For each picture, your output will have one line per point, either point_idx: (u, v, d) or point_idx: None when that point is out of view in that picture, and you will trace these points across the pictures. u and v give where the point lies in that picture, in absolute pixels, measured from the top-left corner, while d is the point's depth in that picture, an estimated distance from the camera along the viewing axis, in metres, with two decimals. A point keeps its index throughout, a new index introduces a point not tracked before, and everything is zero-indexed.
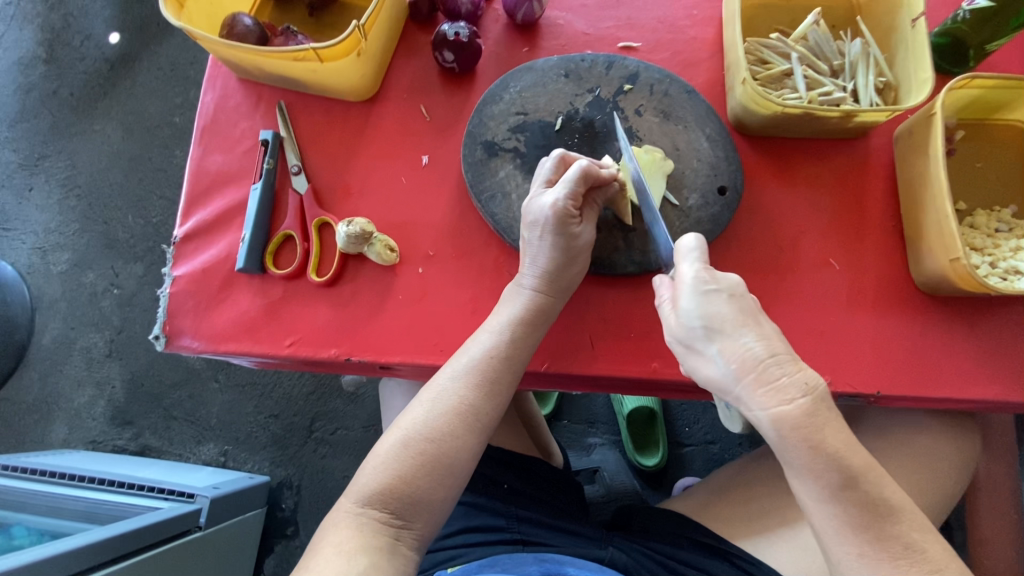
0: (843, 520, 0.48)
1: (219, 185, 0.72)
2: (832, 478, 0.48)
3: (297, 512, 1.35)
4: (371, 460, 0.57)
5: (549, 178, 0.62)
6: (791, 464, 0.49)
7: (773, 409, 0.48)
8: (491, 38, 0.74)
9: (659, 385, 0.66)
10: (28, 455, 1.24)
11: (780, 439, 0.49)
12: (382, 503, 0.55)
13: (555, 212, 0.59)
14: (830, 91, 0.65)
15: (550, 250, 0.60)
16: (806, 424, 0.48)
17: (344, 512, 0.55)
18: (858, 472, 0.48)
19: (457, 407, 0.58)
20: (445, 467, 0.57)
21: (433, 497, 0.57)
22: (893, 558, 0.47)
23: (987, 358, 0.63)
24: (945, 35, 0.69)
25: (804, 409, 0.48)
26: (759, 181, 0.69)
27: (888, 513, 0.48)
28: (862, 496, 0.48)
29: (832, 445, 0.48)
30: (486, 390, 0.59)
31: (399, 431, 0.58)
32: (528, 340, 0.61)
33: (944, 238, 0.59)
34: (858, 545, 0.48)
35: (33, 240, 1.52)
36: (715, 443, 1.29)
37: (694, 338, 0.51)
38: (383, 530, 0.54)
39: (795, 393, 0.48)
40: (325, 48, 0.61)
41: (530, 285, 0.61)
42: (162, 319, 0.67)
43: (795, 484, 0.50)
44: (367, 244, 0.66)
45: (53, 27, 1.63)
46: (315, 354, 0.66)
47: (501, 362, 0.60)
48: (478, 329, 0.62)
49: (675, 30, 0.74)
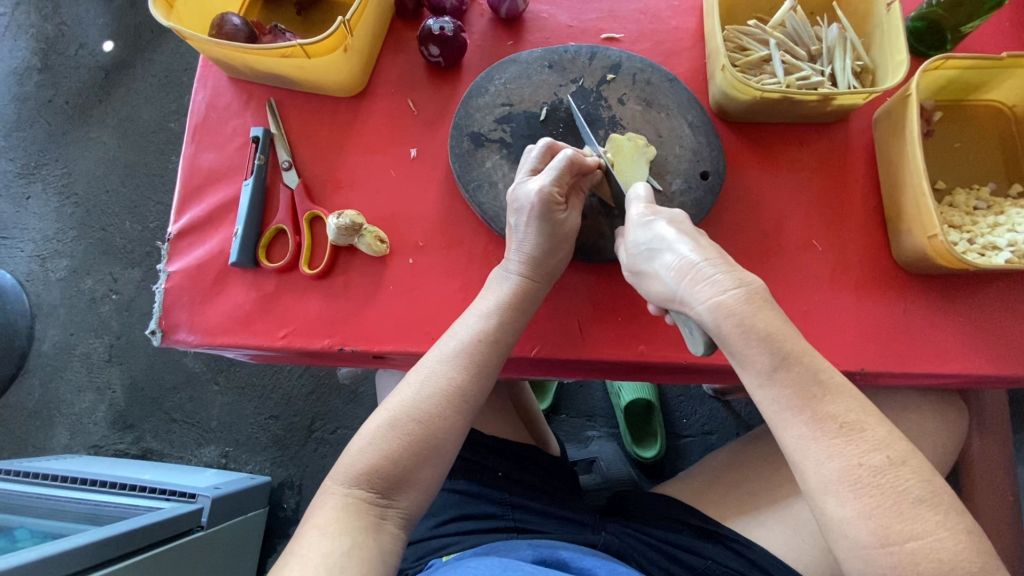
0: (783, 402, 0.49)
1: (211, 183, 0.73)
2: (764, 360, 0.49)
3: (299, 511, 1.36)
4: (358, 441, 0.58)
5: (535, 166, 0.64)
6: (733, 356, 0.51)
7: (707, 301, 0.50)
8: (477, 33, 0.76)
9: (647, 368, 0.67)
10: (31, 460, 1.26)
11: (718, 331, 0.50)
12: (368, 483, 0.56)
13: (542, 198, 0.60)
14: (808, 76, 0.66)
15: (536, 236, 0.62)
16: (740, 312, 0.49)
17: (331, 493, 0.56)
18: (790, 354, 0.49)
19: (444, 389, 0.59)
20: (431, 446, 0.58)
21: (420, 475, 0.58)
22: (830, 437, 0.47)
23: (968, 333, 0.64)
24: (921, 19, 0.70)
25: (737, 299, 0.50)
26: (742, 165, 0.70)
27: (823, 393, 0.48)
28: (796, 376, 0.49)
29: (765, 329, 0.49)
30: (473, 372, 0.60)
31: (386, 412, 0.59)
32: (514, 323, 0.62)
33: (922, 216, 0.60)
34: (797, 426, 0.48)
35: (32, 248, 1.53)
36: (712, 434, 1.30)
37: (641, 261, 0.57)
38: (369, 509, 0.56)
39: (726, 285, 0.50)
40: (311, 44, 0.63)
41: (516, 269, 0.63)
42: (158, 315, 0.69)
43: (741, 377, 0.52)
44: (357, 235, 0.67)
45: (47, 36, 1.65)
46: (308, 346, 0.67)
47: (489, 345, 0.61)
48: (464, 313, 0.63)
49: (657, 20, 0.75)
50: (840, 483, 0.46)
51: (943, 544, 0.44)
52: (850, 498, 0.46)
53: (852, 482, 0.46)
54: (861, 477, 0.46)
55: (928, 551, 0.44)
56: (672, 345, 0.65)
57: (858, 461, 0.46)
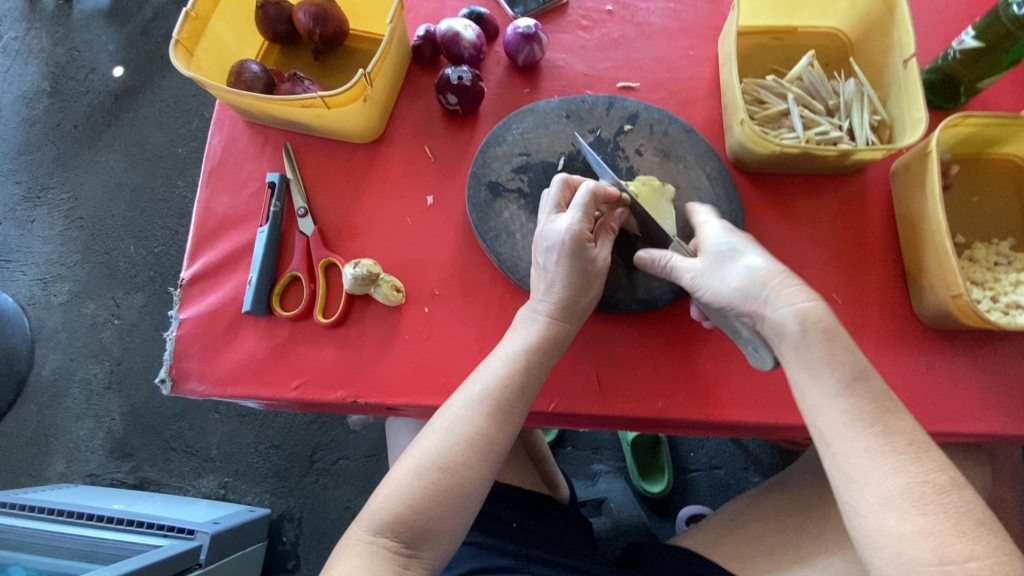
0: (857, 411, 0.50)
1: (226, 227, 0.72)
2: (845, 368, 0.51)
3: (298, 545, 1.33)
4: (384, 488, 0.56)
5: (557, 204, 0.64)
6: (809, 361, 0.52)
7: (796, 304, 0.53)
8: (493, 80, 0.76)
9: (666, 423, 0.66)
10: (27, 492, 1.23)
11: (803, 334, 0.52)
12: (392, 532, 0.54)
13: (572, 236, 0.60)
14: (826, 131, 0.67)
15: (567, 274, 0.61)
16: (826, 321, 0.52)
17: (356, 540, 0.54)
18: (866, 368, 0.51)
19: (469, 436, 0.57)
20: (457, 496, 0.56)
21: (446, 524, 0.55)
22: (897, 451, 0.48)
23: (992, 390, 0.63)
24: (936, 72, 0.70)
25: (821, 310, 0.53)
26: (759, 216, 0.70)
27: (894, 411, 0.50)
28: (874, 388, 0.50)
29: (847, 344, 0.52)
30: (497, 419, 0.58)
31: (412, 459, 0.57)
32: (540, 368, 0.61)
33: (945, 274, 0.60)
34: (865, 435, 0.49)
35: (35, 271, 1.52)
36: (720, 468, 1.28)
37: (723, 258, 0.58)
38: (392, 562, 0.53)
39: (813, 297, 0.54)
40: (332, 95, 0.63)
41: (544, 311, 0.62)
42: (168, 362, 0.67)
43: (811, 378, 0.51)
44: (374, 285, 0.67)
45: (58, 61, 1.66)
46: (321, 397, 0.65)
47: (513, 392, 0.59)
48: (490, 356, 0.62)
49: (673, 69, 0.76)
50: (905, 497, 0.46)
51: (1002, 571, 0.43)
52: (913, 513, 0.46)
53: (916, 498, 0.46)
54: (926, 494, 0.46)
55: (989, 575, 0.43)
56: (692, 402, 0.64)
57: (923, 478, 0.47)
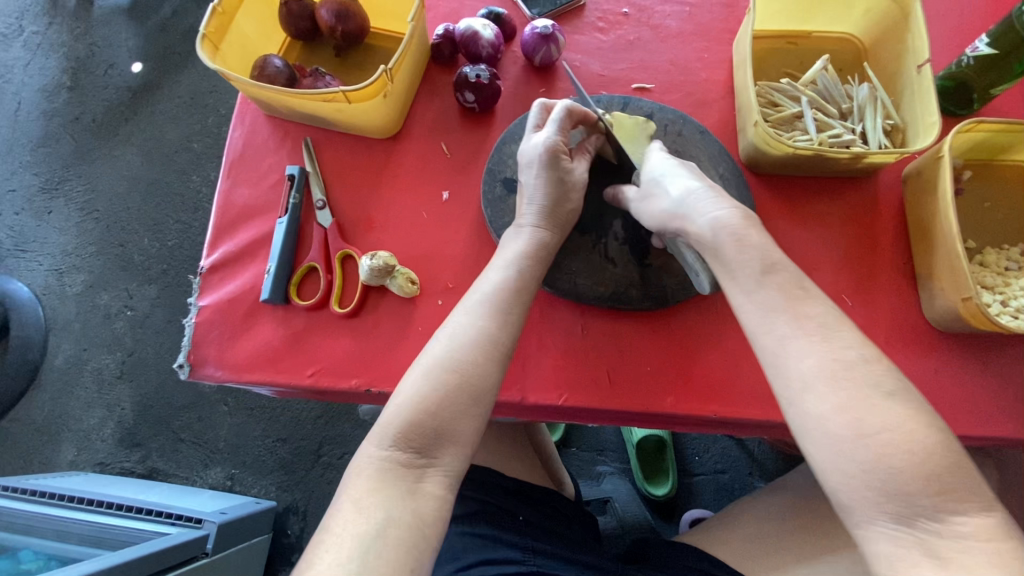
0: (771, 302, 0.51)
1: (245, 218, 0.74)
2: (753, 263, 0.52)
3: (303, 538, 1.34)
4: (394, 401, 0.55)
5: (537, 125, 0.69)
6: (722, 263, 0.54)
7: (709, 215, 0.56)
8: (510, 79, 0.78)
9: (675, 420, 0.66)
10: (39, 477, 1.25)
11: (715, 238, 0.55)
12: (406, 443, 0.54)
13: (547, 148, 0.65)
14: (840, 134, 0.68)
15: (546, 184, 0.65)
16: (736, 224, 0.54)
17: (367, 459, 0.54)
18: (777, 261, 0.52)
19: (475, 339, 0.57)
20: (468, 394, 0.55)
21: (458, 427, 0.55)
22: (810, 332, 0.49)
23: (1001, 395, 0.63)
24: (949, 79, 0.71)
25: (733, 216, 0.55)
26: (771, 217, 0.71)
27: (806, 296, 0.51)
28: (783, 280, 0.51)
29: (758, 240, 0.53)
30: (502, 321, 0.59)
31: (420, 367, 0.56)
32: (535, 271, 0.63)
33: (956, 277, 0.60)
34: (780, 324, 0.50)
35: (50, 262, 1.55)
36: (724, 472, 1.28)
37: (651, 184, 0.62)
38: (406, 473, 0.53)
39: (726, 205, 0.56)
40: (354, 91, 0.64)
41: (531, 223, 0.65)
42: (186, 349, 0.69)
43: (727, 279, 0.54)
44: (389, 277, 0.68)
45: (78, 56, 1.69)
46: (335, 386, 0.67)
47: (512, 294, 0.60)
48: (487, 268, 0.63)
49: (688, 72, 0.77)
50: (820, 377, 0.47)
51: (913, 435, 0.45)
52: (828, 391, 0.47)
53: (831, 375, 0.47)
54: (839, 371, 0.47)
55: (902, 441, 0.45)
56: (701, 399, 0.64)
57: (835, 355, 0.48)
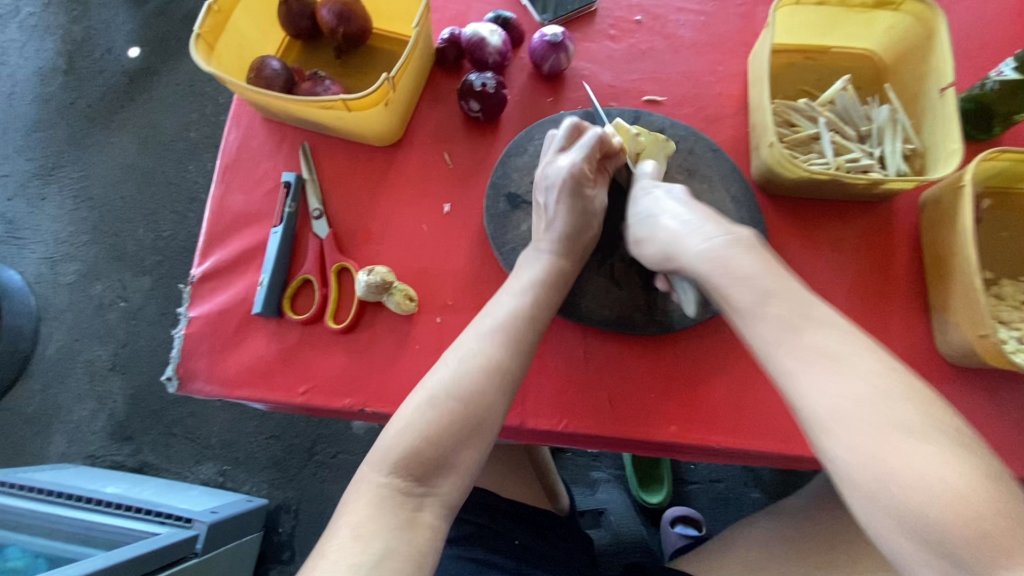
0: (768, 338, 0.48)
1: (240, 225, 0.71)
2: (743, 297, 0.50)
3: (294, 537, 1.33)
4: (395, 425, 0.54)
5: (561, 146, 0.67)
6: (720, 300, 0.52)
7: (696, 249, 0.54)
8: (517, 87, 0.75)
9: (677, 448, 0.65)
10: (27, 471, 1.23)
11: (706, 276, 0.53)
12: (405, 471, 0.51)
13: (571, 175, 0.63)
14: (857, 158, 0.66)
15: (567, 212, 0.63)
16: (721, 255, 0.53)
17: (365, 484, 0.52)
18: (770, 290, 0.49)
19: (483, 366, 0.56)
20: (472, 425, 0.54)
21: (460, 458, 0.53)
22: (814, 368, 0.46)
23: (1012, 431, 0.61)
24: (972, 102, 0.68)
25: (721, 246, 0.53)
26: (782, 240, 0.69)
27: (807, 326, 0.47)
28: (778, 312, 0.48)
29: (748, 269, 0.51)
30: (511, 350, 0.57)
31: (424, 392, 0.55)
32: (549, 297, 0.61)
33: (972, 312, 0.58)
34: (783, 362, 0.47)
35: (43, 250, 1.52)
36: (720, 482, 1.27)
37: (640, 225, 0.61)
38: (405, 501, 0.51)
39: (714, 237, 0.54)
40: (355, 99, 0.61)
41: (547, 248, 0.63)
42: (175, 361, 0.66)
43: (731, 317, 0.52)
44: (386, 293, 0.66)
45: (74, 38, 1.65)
46: (328, 404, 0.65)
47: (523, 321, 0.59)
48: (500, 292, 0.62)
49: (701, 85, 0.74)
50: (830, 419, 0.44)
51: (946, 483, 0.40)
52: (840, 434, 0.44)
53: (840, 416, 0.44)
54: (847, 410, 0.44)
55: (929, 489, 0.40)
56: (705, 429, 0.62)
57: (843, 392, 0.44)
